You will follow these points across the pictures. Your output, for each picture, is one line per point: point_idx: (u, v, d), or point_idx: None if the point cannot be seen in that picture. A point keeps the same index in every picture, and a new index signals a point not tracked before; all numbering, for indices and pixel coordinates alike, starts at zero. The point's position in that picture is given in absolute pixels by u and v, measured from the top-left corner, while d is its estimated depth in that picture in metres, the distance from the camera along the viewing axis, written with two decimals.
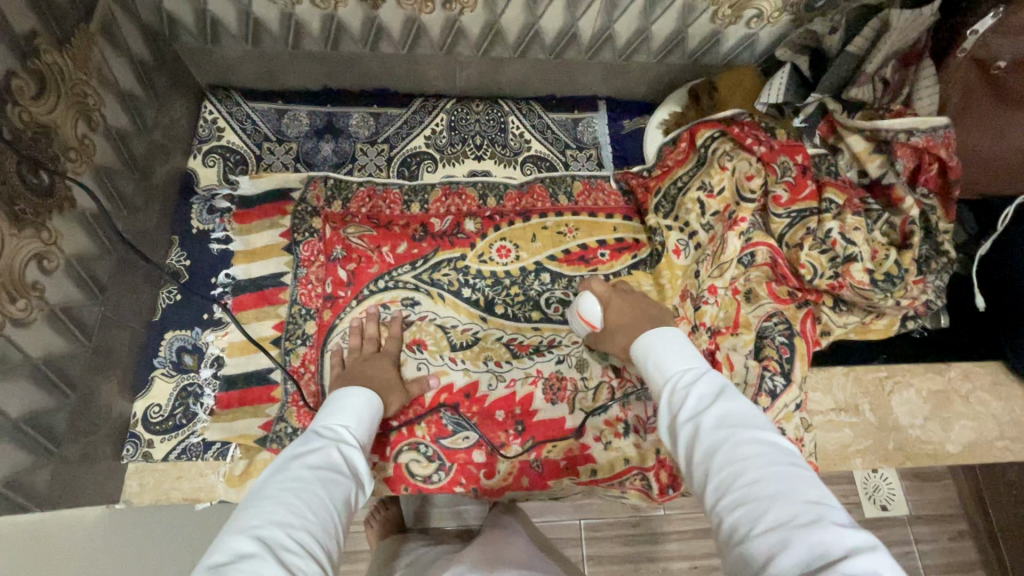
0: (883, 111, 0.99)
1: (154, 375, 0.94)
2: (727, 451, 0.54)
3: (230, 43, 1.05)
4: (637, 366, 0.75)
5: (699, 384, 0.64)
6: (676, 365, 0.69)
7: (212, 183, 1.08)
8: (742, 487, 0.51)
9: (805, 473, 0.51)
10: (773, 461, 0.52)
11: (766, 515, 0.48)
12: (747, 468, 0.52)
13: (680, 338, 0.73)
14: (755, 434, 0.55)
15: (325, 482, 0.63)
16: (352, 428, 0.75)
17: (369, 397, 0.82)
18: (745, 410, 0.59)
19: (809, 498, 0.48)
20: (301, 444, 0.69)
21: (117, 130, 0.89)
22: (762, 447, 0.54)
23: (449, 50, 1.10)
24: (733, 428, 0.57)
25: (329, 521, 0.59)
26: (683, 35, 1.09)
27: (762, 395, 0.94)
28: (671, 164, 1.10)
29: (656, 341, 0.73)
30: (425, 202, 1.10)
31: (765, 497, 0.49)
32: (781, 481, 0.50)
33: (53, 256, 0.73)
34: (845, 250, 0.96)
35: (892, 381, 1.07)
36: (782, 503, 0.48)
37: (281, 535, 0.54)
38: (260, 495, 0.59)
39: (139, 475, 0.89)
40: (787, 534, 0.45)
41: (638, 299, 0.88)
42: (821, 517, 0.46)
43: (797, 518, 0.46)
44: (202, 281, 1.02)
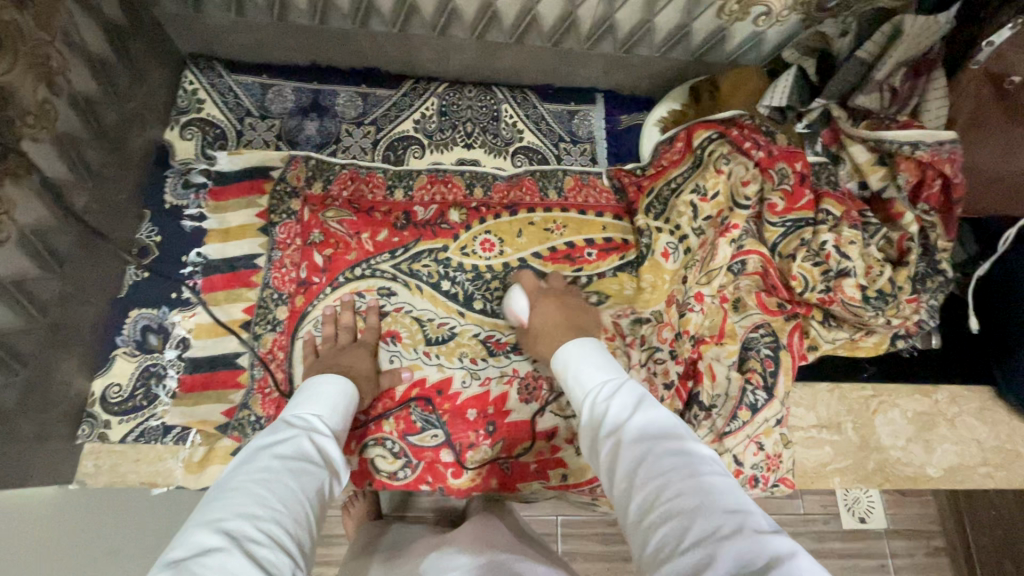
0: (889, 121, 0.94)
1: (116, 354, 0.91)
2: (647, 466, 0.54)
3: (214, 11, 1.00)
4: (558, 379, 0.74)
5: (619, 396, 0.63)
6: (596, 379, 0.68)
7: (189, 157, 1.04)
8: (663, 502, 0.50)
9: (728, 483, 0.51)
10: (692, 471, 0.52)
11: (687, 530, 0.47)
12: (666, 482, 0.51)
13: (597, 350, 0.73)
14: (674, 445, 0.55)
15: (296, 472, 0.61)
16: (325, 416, 0.73)
17: (342, 384, 0.79)
18: (663, 421, 0.59)
19: (729, 509, 0.48)
20: (269, 434, 0.66)
21: (84, 96, 0.84)
22: (686, 458, 0.53)
23: (442, 32, 1.05)
24: (653, 441, 0.56)
25: (298, 512, 0.57)
26: (687, 30, 1.04)
27: (743, 408, 0.92)
28: (666, 164, 1.06)
29: (576, 354, 0.73)
30: (409, 189, 1.06)
31: (686, 510, 0.49)
32: (700, 492, 0.50)
33: (4, 227, 0.69)
34: (838, 264, 0.94)
35: (877, 400, 1.05)
36: (702, 516, 0.48)
37: (248, 529, 0.51)
38: (226, 488, 0.56)
39: (94, 456, 0.87)
40: (707, 548, 0.45)
41: (568, 304, 0.88)
42: (739, 529, 0.46)
43: (717, 529, 0.46)
44: (172, 259, 0.98)
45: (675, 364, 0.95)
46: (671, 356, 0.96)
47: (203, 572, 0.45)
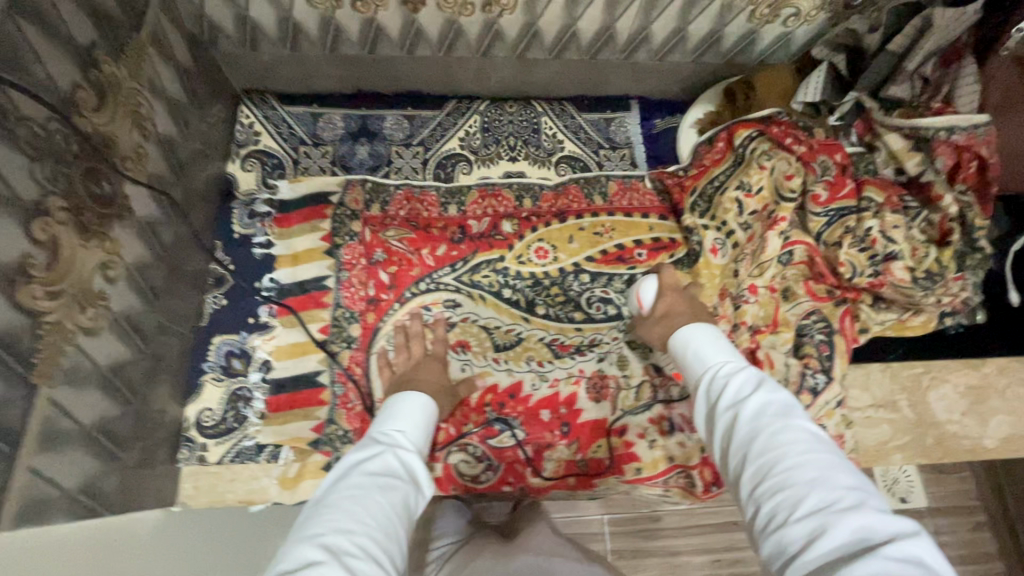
0: (922, 108, 1.00)
1: (205, 379, 0.95)
2: (765, 437, 0.58)
3: (268, 47, 1.04)
4: (681, 352, 0.83)
5: (741, 374, 0.69)
6: (718, 358, 0.75)
7: (252, 187, 1.09)
8: (780, 473, 0.54)
9: (844, 462, 0.54)
10: (811, 448, 0.55)
11: (802, 501, 0.50)
12: (786, 455, 0.55)
13: (719, 337, 0.81)
14: (793, 424, 0.58)
15: (385, 487, 0.64)
16: (408, 433, 0.76)
17: (423, 400, 0.83)
18: (784, 401, 0.62)
19: (847, 486, 0.50)
20: (359, 451, 0.70)
21: (167, 137, 0.88)
22: (802, 438, 0.56)
23: (486, 52, 1.09)
24: (774, 417, 0.60)
25: (389, 527, 0.59)
26: (719, 34, 1.08)
27: (804, 393, 0.98)
28: (708, 163, 1.11)
29: (694, 335, 0.82)
30: (462, 205, 1.12)
31: (805, 481, 0.52)
32: (820, 468, 0.52)
33: (115, 266, 0.74)
34: (885, 248, 0.98)
35: (928, 377, 1.08)
36: (822, 488, 0.50)
37: (343, 540, 0.54)
38: (324, 504, 0.60)
39: (193, 479, 0.90)
40: (823, 517, 0.48)
41: (689, 299, 0.97)
42: (859, 504, 0.48)
43: (834, 502, 0.49)
44: (246, 285, 1.02)
45: None
46: (731, 347, 1.01)
47: None
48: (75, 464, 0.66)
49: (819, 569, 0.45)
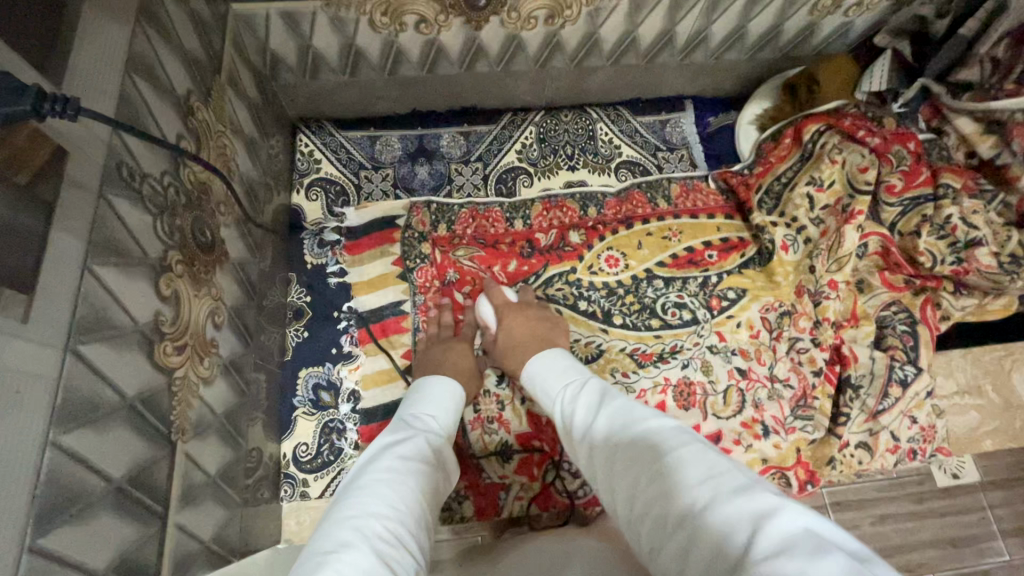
0: (996, 90, 0.96)
1: (297, 415, 0.95)
2: (630, 453, 0.52)
3: (328, 75, 1.04)
4: (529, 387, 0.79)
5: (586, 400, 0.65)
6: (560, 384, 0.72)
7: (318, 217, 1.09)
8: (650, 489, 0.47)
9: (704, 451, 0.48)
10: (660, 453, 0.49)
11: (670, 509, 0.44)
12: (643, 469, 0.49)
13: (568, 359, 0.77)
14: (638, 430, 0.53)
15: (413, 471, 0.62)
16: (438, 418, 0.75)
17: (451, 386, 0.83)
18: (626, 408, 0.58)
19: (701, 479, 0.44)
20: (392, 432, 0.68)
21: (245, 175, 0.88)
22: (647, 440, 0.51)
23: (543, 64, 1.08)
24: (621, 432, 0.55)
25: (416, 510, 0.57)
26: (779, 30, 1.07)
27: (893, 386, 0.98)
28: (773, 160, 1.10)
29: (538, 367, 0.78)
30: (527, 218, 1.11)
31: (662, 490, 0.46)
32: (677, 466, 0.46)
33: (221, 312, 0.73)
34: (967, 234, 0.97)
35: (1010, 360, 1.07)
36: (680, 493, 0.44)
37: (373, 523, 0.52)
38: (354, 484, 0.58)
39: (296, 514, 0.90)
40: (689, 526, 0.41)
41: (535, 317, 0.92)
42: (716, 496, 0.42)
43: (692, 504, 0.43)
44: (325, 316, 1.02)
45: (820, 351, 0.99)
46: (815, 344, 1.00)
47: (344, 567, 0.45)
48: (207, 515, 0.67)
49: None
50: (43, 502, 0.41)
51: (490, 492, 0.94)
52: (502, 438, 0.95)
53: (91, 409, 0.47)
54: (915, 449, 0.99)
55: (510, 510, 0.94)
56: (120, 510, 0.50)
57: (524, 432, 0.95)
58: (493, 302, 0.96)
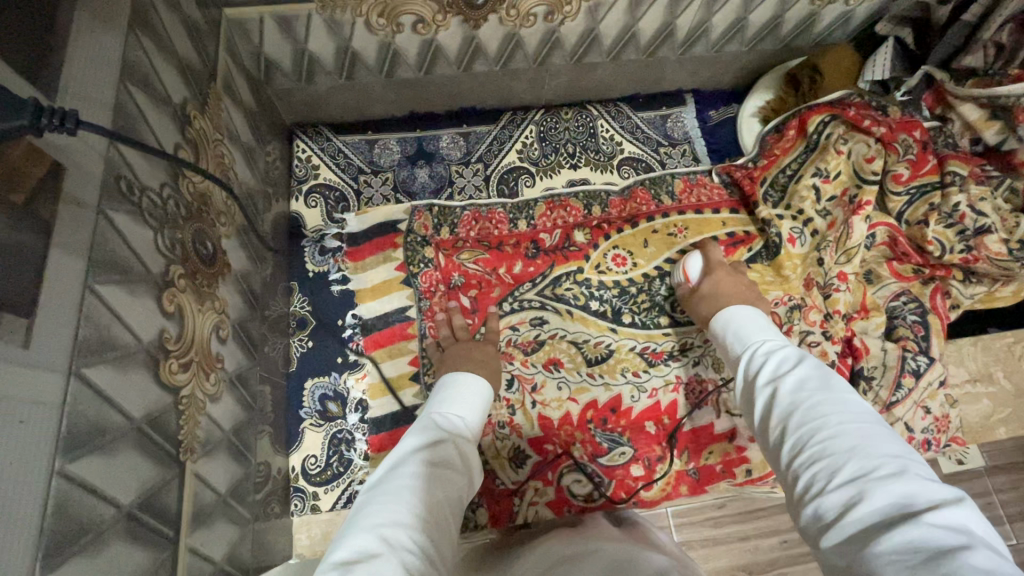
0: (1000, 76, 0.96)
1: (304, 427, 0.93)
2: (804, 410, 0.54)
3: (324, 79, 1.02)
4: (719, 335, 0.78)
5: (779, 351, 0.65)
6: (755, 336, 0.71)
7: (319, 224, 1.07)
8: (817, 446, 0.50)
9: (891, 434, 0.50)
10: (851, 417, 0.51)
11: (841, 470, 0.47)
12: (824, 426, 0.51)
13: (760, 316, 0.76)
14: (835, 395, 0.55)
15: (442, 477, 0.60)
16: (465, 418, 0.73)
17: (480, 387, 0.79)
18: (827, 371, 0.59)
19: (891, 454, 0.47)
20: (419, 433, 0.66)
21: (244, 183, 0.86)
22: (835, 403, 0.53)
23: (542, 62, 1.06)
24: (811, 390, 0.56)
25: (443, 520, 0.56)
26: (779, 20, 1.06)
27: (906, 376, 0.96)
28: (777, 152, 1.09)
29: (734, 316, 0.77)
30: (531, 218, 1.10)
31: (845, 450, 0.48)
32: (861, 438, 0.49)
33: (225, 325, 0.71)
34: (976, 221, 0.97)
35: (1021, 346, 1.06)
36: (861, 457, 0.47)
37: (401, 535, 0.50)
38: (382, 487, 0.56)
39: (307, 528, 0.89)
40: (862, 486, 0.45)
41: (741, 279, 0.93)
42: (901, 471, 0.45)
43: (873, 470, 0.46)
44: (329, 324, 1.00)
45: (832, 344, 0.98)
46: (826, 337, 0.99)
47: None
48: (219, 536, 0.65)
49: (858, 536, 0.43)
50: (51, 535, 0.39)
51: (503, 499, 0.92)
52: (514, 442, 0.94)
53: (97, 434, 0.45)
54: (930, 439, 0.98)
55: (525, 517, 0.91)
56: (130, 538, 0.48)
57: (537, 435, 0.94)
58: (706, 258, 0.98)
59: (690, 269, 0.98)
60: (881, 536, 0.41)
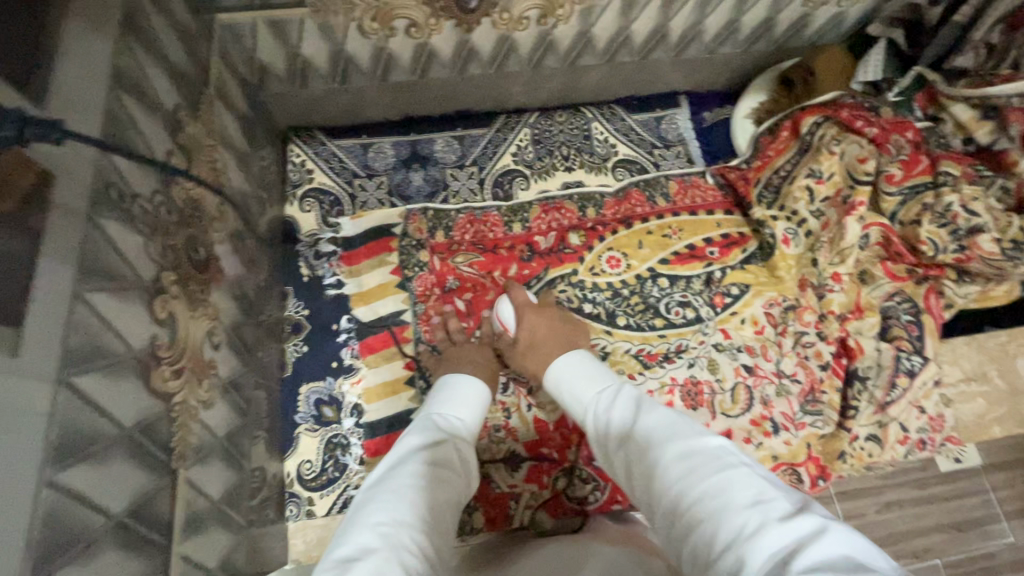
0: (991, 77, 0.98)
1: (299, 432, 0.93)
2: (666, 478, 0.53)
3: (318, 83, 1.02)
4: (557, 394, 0.81)
5: (624, 411, 0.66)
6: (595, 397, 0.73)
7: (313, 228, 1.07)
8: (689, 512, 0.49)
9: (746, 472, 0.50)
10: (705, 473, 0.50)
11: (718, 533, 0.45)
12: (686, 490, 0.50)
13: (599, 368, 0.78)
14: (682, 449, 0.54)
15: (441, 479, 0.61)
16: (463, 420, 0.74)
17: (479, 389, 0.81)
18: (670, 425, 0.58)
19: (750, 503, 0.46)
20: (419, 433, 0.68)
21: (238, 189, 0.86)
22: (689, 460, 0.53)
23: (536, 65, 1.07)
24: (664, 450, 0.55)
25: (441, 520, 0.57)
26: (772, 22, 1.06)
27: (901, 376, 0.97)
28: (771, 153, 1.09)
29: (565, 373, 0.79)
30: (525, 221, 1.10)
31: (707, 512, 0.47)
32: (721, 491, 0.48)
33: (218, 331, 0.71)
34: (968, 222, 0.96)
35: (1014, 345, 1.07)
36: (725, 516, 0.46)
37: (402, 534, 0.52)
38: (382, 486, 0.58)
39: (302, 534, 0.88)
40: (738, 549, 0.43)
41: (558, 320, 0.94)
42: (763, 521, 0.44)
43: (743, 526, 0.44)
44: (323, 329, 1.00)
45: (826, 344, 0.99)
46: (820, 338, 1.00)
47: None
48: (213, 542, 0.64)
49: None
50: (41, 544, 0.39)
51: (499, 502, 0.92)
52: (510, 445, 0.94)
53: (89, 443, 0.45)
54: (925, 439, 0.98)
55: (521, 520, 0.91)
56: (123, 546, 0.48)
57: (533, 438, 0.94)
58: (513, 302, 0.95)
59: (503, 318, 0.95)
60: None
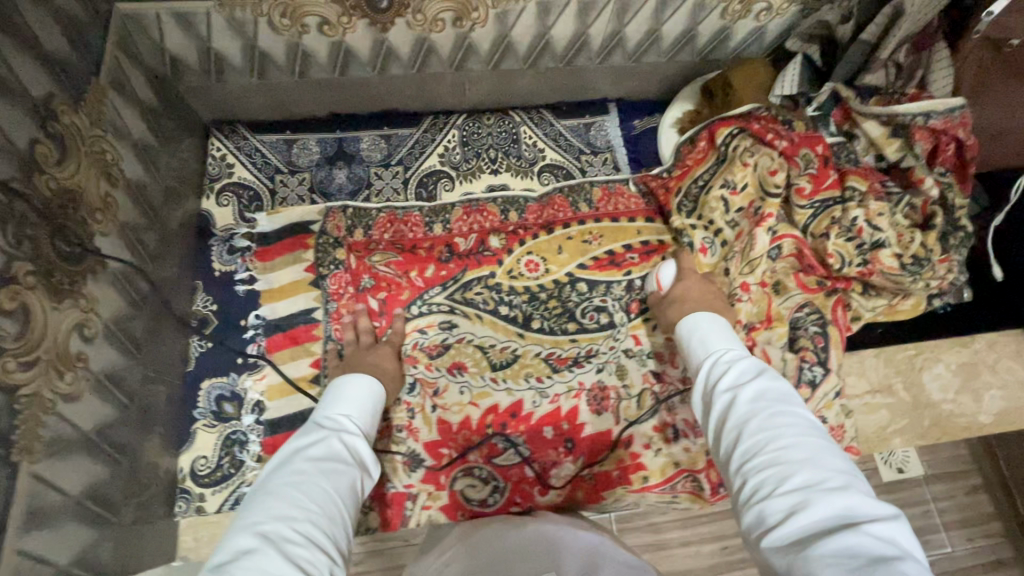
0: (898, 95, 1.01)
1: (197, 427, 0.92)
2: (760, 419, 0.58)
3: (234, 77, 1.01)
4: (681, 338, 0.81)
5: (740, 359, 0.68)
6: (719, 343, 0.74)
7: (229, 223, 1.06)
8: (771, 452, 0.54)
9: (837, 449, 0.54)
10: (802, 432, 0.55)
11: (790, 478, 0.51)
12: (778, 437, 0.55)
13: (722, 325, 0.78)
14: (790, 409, 0.58)
15: (330, 471, 0.61)
16: (354, 417, 0.73)
17: (370, 386, 0.80)
18: (783, 387, 0.62)
19: (839, 471, 0.51)
20: (305, 434, 0.67)
21: (134, 181, 0.85)
22: (795, 420, 0.57)
23: (459, 67, 1.07)
24: (771, 402, 0.60)
25: (331, 509, 0.57)
26: (692, 33, 1.08)
27: (803, 386, 0.99)
28: (690, 163, 1.10)
29: (703, 323, 0.79)
30: (447, 222, 1.10)
31: (795, 461, 0.52)
32: (815, 452, 0.53)
33: (92, 324, 0.70)
34: (871, 237, 0.99)
35: (921, 358, 1.09)
36: (810, 469, 0.51)
37: (284, 528, 0.52)
38: (263, 489, 0.58)
39: (193, 530, 0.88)
40: (808, 495, 0.49)
41: (711, 287, 0.93)
42: (848, 486, 0.49)
43: (822, 482, 0.50)
44: (232, 324, 0.99)
45: None
46: None
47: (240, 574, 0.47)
48: (68, 537, 0.64)
49: (799, 540, 0.47)
50: None
51: (396, 503, 0.92)
52: (410, 446, 0.94)
53: None
54: None
55: (417, 520, 0.92)
56: None
57: (433, 439, 0.94)
58: (676, 265, 0.97)
59: (662, 278, 0.97)
60: (820, 543, 0.45)
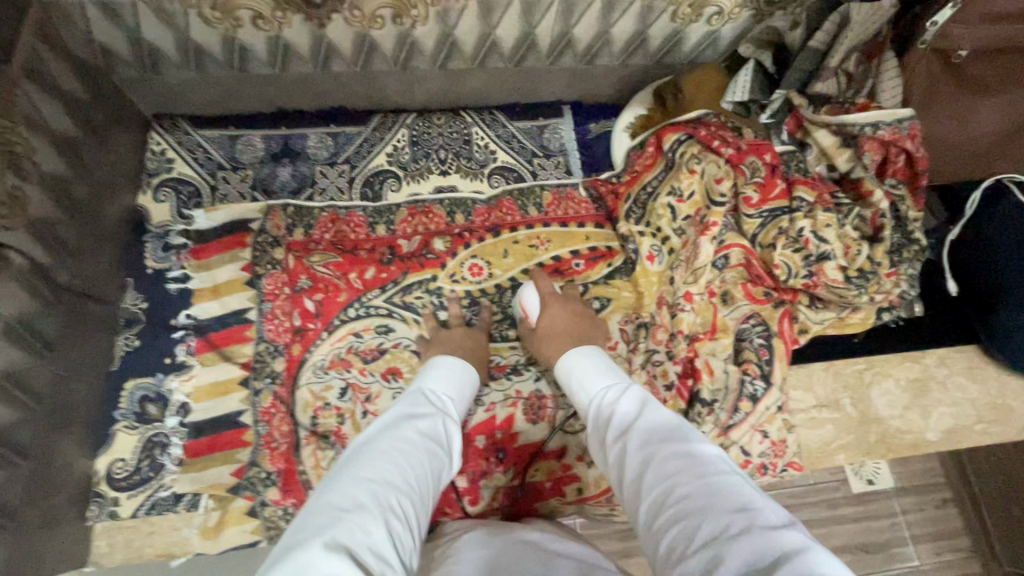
0: (848, 104, 0.97)
1: (116, 429, 0.89)
2: (655, 465, 0.55)
3: (172, 71, 0.99)
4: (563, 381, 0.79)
5: (623, 398, 0.66)
6: (600, 384, 0.71)
7: (165, 219, 1.03)
8: (674, 504, 0.50)
9: (737, 479, 0.51)
10: (695, 468, 0.52)
11: (697, 530, 0.47)
12: (674, 484, 0.52)
13: (600, 357, 0.77)
14: (677, 445, 0.56)
15: (430, 452, 0.63)
16: (450, 404, 0.74)
17: (465, 371, 0.82)
18: (667, 420, 0.60)
19: (736, 507, 0.48)
20: (408, 407, 0.69)
21: (53, 175, 0.83)
22: (686, 457, 0.54)
23: (405, 65, 1.05)
24: (658, 442, 0.57)
25: (424, 490, 0.58)
26: (644, 36, 1.06)
27: (744, 400, 0.96)
28: (639, 169, 1.09)
29: (579, 361, 0.77)
30: (391, 224, 1.08)
31: (695, 508, 0.49)
32: (711, 491, 0.49)
33: None
34: (818, 248, 0.97)
35: (870, 373, 1.07)
36: (712, 514, 0.47)
37: (392, 496, 0.53)
38: (377, 446, 0.59)
39: (107, 535, 0.85)
40: (717, 548, 0.45)
41: (574, 311, 0.93)
42: (748, 526, 0.46)
43: (726, 529, 0.46)
44: (161, 323, 0.96)
45: (672, 365, 0.98)
46: (668, 358, 0.99)
47: (353, 530, 0.48)
48: None
49: None
50: None
51: None
52: (337, 452, 0.91)
53: None
54: (766, 464, 0.98)
55: None
56: None
57: None
58: (538, 290, 0.96)
59: (528, 307, 0.96)
60: None
